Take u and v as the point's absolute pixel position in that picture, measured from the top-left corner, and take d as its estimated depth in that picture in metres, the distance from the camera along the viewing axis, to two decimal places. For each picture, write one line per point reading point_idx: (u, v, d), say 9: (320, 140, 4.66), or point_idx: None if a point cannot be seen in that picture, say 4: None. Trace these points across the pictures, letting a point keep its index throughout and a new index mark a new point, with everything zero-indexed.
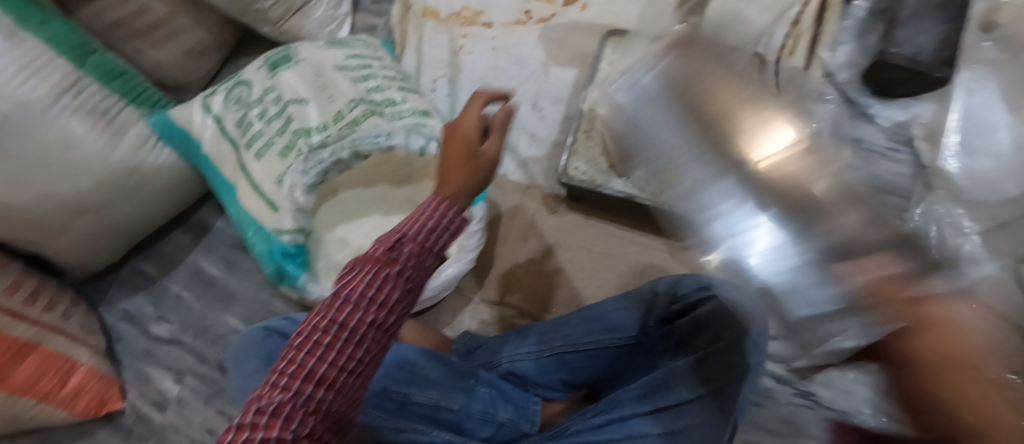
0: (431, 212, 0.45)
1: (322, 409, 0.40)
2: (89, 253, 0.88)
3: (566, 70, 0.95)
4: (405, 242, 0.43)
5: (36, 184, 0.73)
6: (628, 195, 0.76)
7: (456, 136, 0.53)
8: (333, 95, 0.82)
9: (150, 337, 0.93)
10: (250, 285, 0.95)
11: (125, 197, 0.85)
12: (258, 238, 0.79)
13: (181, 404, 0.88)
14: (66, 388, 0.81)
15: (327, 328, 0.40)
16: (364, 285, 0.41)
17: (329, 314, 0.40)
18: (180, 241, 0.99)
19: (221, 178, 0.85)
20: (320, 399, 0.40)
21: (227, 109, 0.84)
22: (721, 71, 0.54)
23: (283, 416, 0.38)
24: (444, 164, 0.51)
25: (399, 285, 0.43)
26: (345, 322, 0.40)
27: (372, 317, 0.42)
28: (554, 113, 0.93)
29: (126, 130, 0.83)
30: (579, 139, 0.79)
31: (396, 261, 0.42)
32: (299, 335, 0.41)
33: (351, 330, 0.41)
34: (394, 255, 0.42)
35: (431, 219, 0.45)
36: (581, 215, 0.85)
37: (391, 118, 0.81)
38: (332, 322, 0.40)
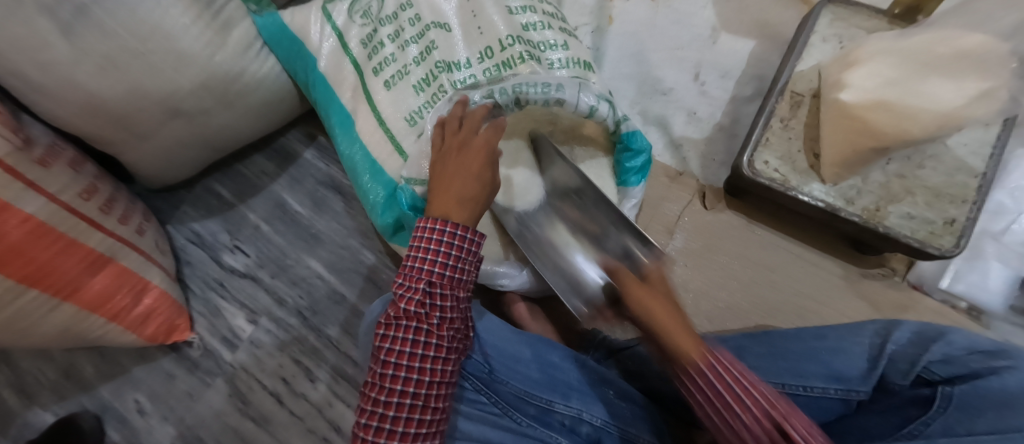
0: (450, 246, 0.52)
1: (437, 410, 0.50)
2: (172, 163, 0.78)
3: (740, 40, 0.80)
4: (436, 283, 0.51)
5: (132, 75, 0.63)
6: (829, 205, 0.62)
7: (472, 145, 0.55)
8: (483, 26, 0.68)
9: (222, 267, 0.83)
10: (339, 228, 0.84)
11: (223, 107, 0.73)
12: (375, 183, 0.68)
13: (255, 345, 0.79)
14: (137, 309, 0.73)
15: (406, 360, 0.49)
16: (417, 320, 0.49)
17: (408, 348, 0.49)
18: (264, 167, 0.87)
19: (336, 104, 0.71)
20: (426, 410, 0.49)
21: (352, 22, 0.71)
22: (914, 66, 0.54)
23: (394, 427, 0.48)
24: (448, 167, 0.55)
25: (441, 316, 0.50)
26: (416, 352, 0.49)
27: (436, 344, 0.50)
28: (720, 89, 0.79)
29: (232, 28, 0.70)
30: (772, 127, 0.66)
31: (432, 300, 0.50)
32: (389, 366, 0.49)
33: (426, 357, 0.49)
34: (428, 296, 0.50)
35: (452, 252, 0.51)
36: (744, 217, 0.73)
37: (548, 66, 0.68)
38: (411, 354, 0.49)
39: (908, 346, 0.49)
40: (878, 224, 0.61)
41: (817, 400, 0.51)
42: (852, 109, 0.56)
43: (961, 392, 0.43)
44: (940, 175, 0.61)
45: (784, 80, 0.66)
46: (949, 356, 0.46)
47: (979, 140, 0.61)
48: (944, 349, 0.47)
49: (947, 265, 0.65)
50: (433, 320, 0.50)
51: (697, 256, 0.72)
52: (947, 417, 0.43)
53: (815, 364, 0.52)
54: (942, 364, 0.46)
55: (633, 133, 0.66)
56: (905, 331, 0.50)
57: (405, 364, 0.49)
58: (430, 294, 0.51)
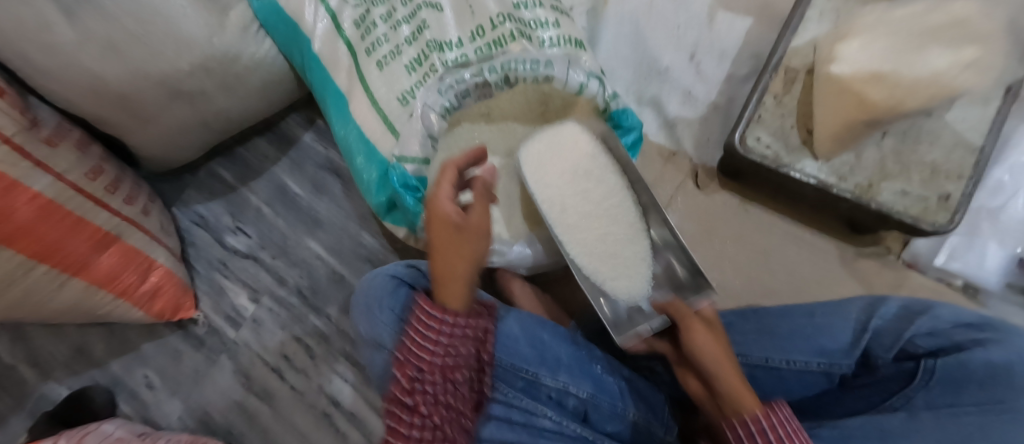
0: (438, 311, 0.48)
1: None
2: (177, 144, 0.80)
3: (739, 19, 0.78)
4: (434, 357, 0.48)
5: (133, 56, 0.65)
6: (823, 183, 0.62)
7: (434, 222, 0.52)
8: (475, 5, 0.69)
9: (225, 249, 0.85)
10: (339, 210, 0.85)
11: (224, 89, 0.75)
12: (368, 163, 0.69)
13: (257, 324, 0.81)
14: (145, 286, 0.75)
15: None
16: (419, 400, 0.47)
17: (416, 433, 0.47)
18: (264, 151, 0.89)
19: (330, 85, 0.73)
20: None
21: (345, 3, 0.71)
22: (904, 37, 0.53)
23: None
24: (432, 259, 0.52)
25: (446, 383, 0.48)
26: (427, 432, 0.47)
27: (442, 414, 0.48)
28: (717, 69, 0.78)
29: (229, 10, 0.72)
30: (766, 103, 0.65)
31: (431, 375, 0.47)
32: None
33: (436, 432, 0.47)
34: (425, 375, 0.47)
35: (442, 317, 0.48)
36: (739, 197, 0.73)
37: (540, 44, 0.67)
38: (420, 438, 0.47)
39: (892, 320, 0.49)
40: (870, 201, 0.60)
41: (802, 374, 0.52)
42: (847, 83, 0.56)
43: (943, 365, 0.45)
44: (937, 151, 0.59)
45: (778, 55, 0.65)
46: (936, 329, 0.47)
47: (977, 117, 0.59)
48: (930, 321, 0.47)
49: (943, 242, 0.64)
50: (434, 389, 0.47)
51: (692, 237, 0.72)
52: (930, 392, 0.45)
53: (802, 340, 0.52)
54: (927, 337, 0.47)
55: (624, 111, 0.66)
56: (891, 306, 0.50)
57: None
58: (424, 355, 0.48)
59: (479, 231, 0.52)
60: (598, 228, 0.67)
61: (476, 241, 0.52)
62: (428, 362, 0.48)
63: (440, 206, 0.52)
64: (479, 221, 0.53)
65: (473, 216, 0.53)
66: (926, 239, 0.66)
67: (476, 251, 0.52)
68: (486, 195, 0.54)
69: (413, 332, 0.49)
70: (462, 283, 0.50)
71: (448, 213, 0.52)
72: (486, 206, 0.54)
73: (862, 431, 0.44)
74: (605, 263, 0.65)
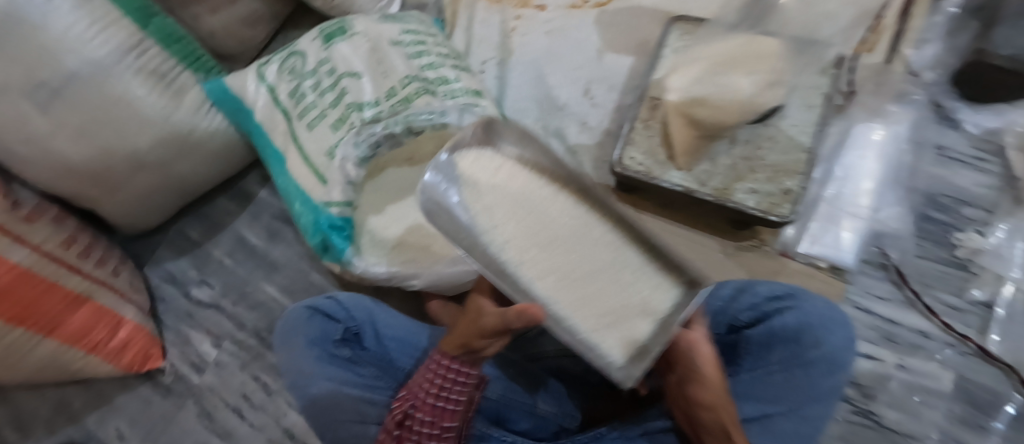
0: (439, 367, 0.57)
1: None
2: (145, 209, 0.90)
3: (622, 57, 0.94)
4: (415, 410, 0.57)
5: (99, 140, 0.76)
6: (686, 189, 0.72)
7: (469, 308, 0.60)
8: (387, 71, 0.82)
9: (191, 301, 0.94)
10: (292, 254, 0.95)
11: (180, 156, 0.85)
12: (304, 209, 0.79)
13: (220, 367, 0.89)
14: (113, 341, 0.82)
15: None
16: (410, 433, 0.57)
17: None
18: (226, 208, 0.99)
19: (272, 147, 0.86)
20: None
21: (281, 79, 0.84)
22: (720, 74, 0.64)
23: None
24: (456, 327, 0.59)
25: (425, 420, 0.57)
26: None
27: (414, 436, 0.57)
28: (608, 100, 0.92)
29: (184, 93, 0.84)
30: (636, 129, 0.76)
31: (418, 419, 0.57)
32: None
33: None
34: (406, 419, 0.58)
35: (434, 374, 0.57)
36: (631, 206, 0.82)
37: (442, 98, 0.80)
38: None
39: (728, 301, 0.65)
40: (729, 201, 0.70)
41: (667, 355, 0.66)
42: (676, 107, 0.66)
43: (755, 334, 0.62)
44: (777, 154, 0.70)
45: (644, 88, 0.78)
46: (755, 303, 0.64)
47: (806, 120, 0.70)
48: (750, 298, 0.65)
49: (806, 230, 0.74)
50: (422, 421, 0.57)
51: None
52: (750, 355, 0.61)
53: None
54: (748, 311, 0.65)
55: None
56: (729, 288, 0.66)
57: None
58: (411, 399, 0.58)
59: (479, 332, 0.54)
60: (573, 262, 0.53)
61: (480, 344, 0.55)
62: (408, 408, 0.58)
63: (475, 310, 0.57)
64: (485, 321, 0.54)
65: (489, 317, 0.53)
66: (792, 226, 0.74)
67: (480, 345, 0.55)
68: (499, 321, 0.52)
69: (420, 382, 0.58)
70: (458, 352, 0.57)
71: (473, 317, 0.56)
72: (498, 327, 0.53)
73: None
74: (577, 301, 0.52)
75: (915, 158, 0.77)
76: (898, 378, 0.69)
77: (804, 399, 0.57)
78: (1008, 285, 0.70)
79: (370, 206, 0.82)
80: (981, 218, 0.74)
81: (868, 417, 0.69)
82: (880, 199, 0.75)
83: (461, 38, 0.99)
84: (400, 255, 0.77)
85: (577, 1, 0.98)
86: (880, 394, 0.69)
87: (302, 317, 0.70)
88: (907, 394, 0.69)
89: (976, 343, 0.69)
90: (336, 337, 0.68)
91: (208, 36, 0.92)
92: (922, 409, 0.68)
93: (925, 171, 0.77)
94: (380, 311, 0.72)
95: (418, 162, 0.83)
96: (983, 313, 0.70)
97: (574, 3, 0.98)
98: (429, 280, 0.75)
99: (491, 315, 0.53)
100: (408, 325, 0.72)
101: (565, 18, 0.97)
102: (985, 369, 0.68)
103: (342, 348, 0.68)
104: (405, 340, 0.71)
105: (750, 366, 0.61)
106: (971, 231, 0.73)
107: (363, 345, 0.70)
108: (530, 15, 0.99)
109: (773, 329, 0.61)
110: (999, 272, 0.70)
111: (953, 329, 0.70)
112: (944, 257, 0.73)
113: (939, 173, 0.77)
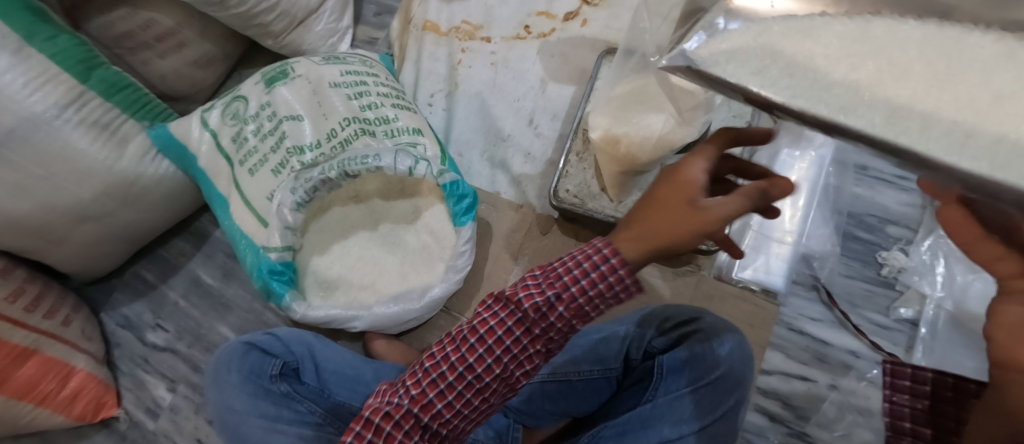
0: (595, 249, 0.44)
1: (475, 406, 0.49)
2: (94, 257, 0.88)
3: (564, 87, 0.90)
4: (556, 304, 0.43)
5: (40, 194, 0.75)
6: (619, 220, 0.76)
7: (671, 186, 0.42)
8: (327, 112, 0.82)
9: (146, 344, 0.93)
10: (246, 293, 0.94)
11: (126, 206, 0.84)
12: (248, 251, 0.79)
13: (174, 411, 0.89)
14: (64, 391, 0.82)
15: (454, 361, 0.47)
16: (505, 325, 0.45)
17: (461, 350, 0.47)
18: (182, 248, 0.97)
19: (216, 192, 0.85)
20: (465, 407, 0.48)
21: (224, 123, 0.83)
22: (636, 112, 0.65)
23: (417, 420, 0.48)
24: (638, 211, 0.43)
25: (540, 327, 0.45)
26: (477, 353, 0.46)
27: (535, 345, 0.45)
28: (551, 130, 0.89)
29: (128, 142, 0.83)
30: (571, 162, 0.80)
31: (536, 320, 0.44)
32: (435, 358, 0.48)
33: (485, 355, 0.46)
34: (536, 315, 0.44)
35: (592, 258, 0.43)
36: (574, 238, 0.84)
37: (381, 138, 0.82)
38: (460, 358, 0.47)
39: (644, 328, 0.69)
40: None
41: (591, 382, 0.70)
42: (602, 146, 0.70)
43: (669, 358, 0.63)
44: None
45: (578, 121, 0.80)
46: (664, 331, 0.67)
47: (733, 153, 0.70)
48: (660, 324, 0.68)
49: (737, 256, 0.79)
50: (532, 328, 0.44)
51: None
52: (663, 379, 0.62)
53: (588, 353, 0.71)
54: (660, 338, 0.67)
55: (454, 182, 0.78)
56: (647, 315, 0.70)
57: (467, 362, 0.47)
58: (529, 318, 0.44)
59: (706, 226, 0.40)
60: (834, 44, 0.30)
61: (689, 244, 0.41)
62: (529, 329, 0.45)
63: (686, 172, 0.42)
64: (714, 215, 0.39)
65: (714, 206, 0.40)
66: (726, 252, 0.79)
67: (683, 248, 0.41)
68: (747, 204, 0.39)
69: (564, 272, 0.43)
70: (638, 260, 0.43)
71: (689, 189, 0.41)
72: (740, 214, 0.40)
73: (626, 425, 0.62)
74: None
75: (838, 179, 0.80)
76: (831, 399, 0.74)
77: (707, 418, 0.60)
78: (931, 304, 0.73)
79: (315, 247, 0.83)
80: (906, 237, 0.77)
81: (802, 438, 0.74)
82: (807, 222, 0.78)
83: (409, 72, 0.94)
84: (345, 296, 0.81)
85: (521, 31, 0.93)
86: (812, 414, 0.74)
87: (240, 352, 0.72)
88: (839, 414, 0.73)
89: (902, 361, 0.73)
90: (273, 372, 0.71)
91: (158, 80, 0.90)
92: (852, 428, 0.73)
93: (849, 191, 0.80)
94: (320, 346, 0.75)
95: (363, 199, 0.85)
96: (909, 331, 0.74)
97: (518, 33, 0.93)
98: (371, 320, 0.78)
99: (733, 205, 0.39)
100: (349, 360, 0.74)
101: (509, 49, 0.93)
102: None
103: (279, 384, 0.71)
104: (342, 373, 0.74)
105: (668, 389, 0.62)
106: (896, 250, 0.77)
107: (303, 380, 0.73)
108: (476, 47, 0.94)
109: (682, 350, 0.63)
110: (922, 290, 0.74)
111: (880, 348, 0.74)
112: (871, 276, 0.77)
113: (864, 193, 0.80)
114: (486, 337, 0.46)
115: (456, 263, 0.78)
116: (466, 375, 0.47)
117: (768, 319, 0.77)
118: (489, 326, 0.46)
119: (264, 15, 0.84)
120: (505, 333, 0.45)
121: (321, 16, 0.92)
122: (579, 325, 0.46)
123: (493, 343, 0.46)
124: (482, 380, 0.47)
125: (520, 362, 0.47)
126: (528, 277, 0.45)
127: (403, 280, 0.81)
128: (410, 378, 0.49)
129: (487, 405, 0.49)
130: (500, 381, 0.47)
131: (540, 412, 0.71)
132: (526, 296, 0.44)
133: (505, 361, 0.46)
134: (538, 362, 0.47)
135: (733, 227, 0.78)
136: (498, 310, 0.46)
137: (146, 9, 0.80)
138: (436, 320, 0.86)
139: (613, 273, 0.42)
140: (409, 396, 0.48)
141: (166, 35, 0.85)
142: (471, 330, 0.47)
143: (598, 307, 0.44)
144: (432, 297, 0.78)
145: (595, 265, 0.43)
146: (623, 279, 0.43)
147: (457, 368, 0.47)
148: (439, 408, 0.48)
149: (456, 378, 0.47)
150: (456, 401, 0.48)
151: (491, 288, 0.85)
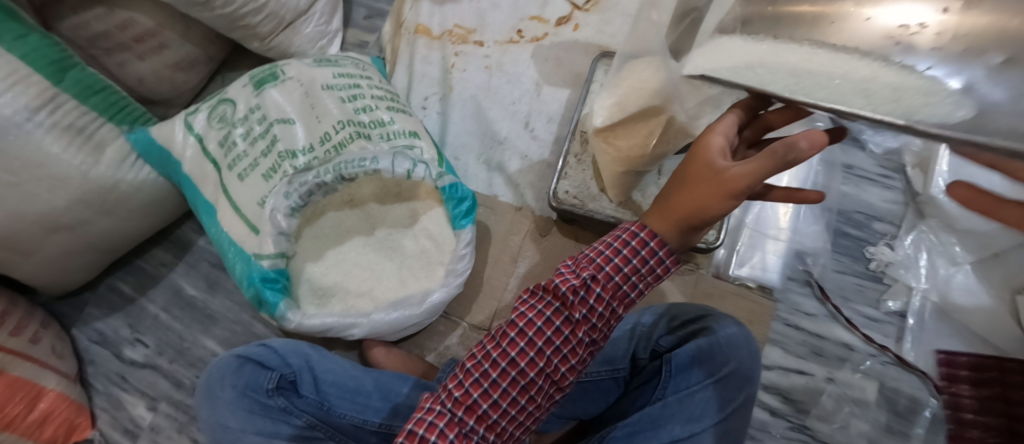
0: (626, 233, 0.52)
1: (532, 403, 0.53)
2: (66, 271, 0.82)
3: (559, 90, 0.90)
4: (594, 285, 0.51)
5: (8, 203, 0.69)
6: (619, 220, 0.78)
7: (697, 157, 0.48)
8: (320, 115, 0.80)
9: (123, 361, 0.88)
10: (232, 305, 0.90)
11: (103, 215, 0.79)
12: (237, 259, 0.76)
13: (156, 431, 0.84)
14: (32, 415, 0.74)
15: (500, 357, 0.52)
16: (552, 314, 0.51)
17: (505, 344, 0.52)
18: (162, 259, 0.93)
19: (201, 198, 0.81)
20: (524, 404, 0.52)
21: (210, 127, 0.80)
22: (635, 111, 0.63)
23: (475, 417, 0.52)
24: (673, 189, 0.51)
25: (586, 310, 0.51)
26: (526, 347, 0.51)
27: (584, 328, 0.52)
28: (547, 132, 0.89)
29: (105, 147, 0.79)
30: (569, 163, 0.80)
31: (581, 304, 0.51)
32: (480, 351, 0.53)
33: (539, 347, 0.51)
34: (581, 299, 0.51)
35: (628, 242, 0.52)
36: (573, 239, 0.85)
37: (377, 142, 0.80)
38: (505, 354, 0.51)
39: (650, 327, 0.70)
40: None
41: (598, 383, 0.71)
42: (604, 139, 0.70)
43: (676, 355, 0.63)
44: None
45: (575, 122, 0.81)
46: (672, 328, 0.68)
47: None
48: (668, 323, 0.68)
49: (732, 254, 0.82)
50: (579, 312, 0.51)
51: (540, 276, 0.84)
52: (675, 377, 0.63)
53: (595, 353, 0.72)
54: (668, 337, 0.67)
55: (453, 185, 0.77)
56: (651, 315, 0.71)
57: (517, 351, 0.51)
58: (568, 304, 0.51)
59: (730, 192, 0.46)
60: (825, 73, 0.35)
61: (720, 209, 0.47)
62: (569, 316, 0.51)
63: (708, 144, 0.48)
64: (734, 182, 0.45)
65: (732, 169, 0.45)
66: (723, 250, 0.82)
67: (716, 213, 0.48)
68: (777, 163, 0.41)
69: (601, 257, 0.51)
70: (677, 229, 0.51)
71: (712, 160, 0.47)
72: (763, 175, 0.43)
73: (637, 425, 0.62)
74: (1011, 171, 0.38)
75: (826, 178, 0.84)
76: (829, 392, 0.76)
77: (715, 416, 0.61)
78: (917, 295, 0.77)
79: (309, 253, 0.80)
80: (890, 232, 0.81)
81: (803, 431, 0.75)
82: (798, 219, 0.82)
83: (401, 76, 0.94)
84: (341, 304, 0.78)
85: (514, 35, 0.93)
86: (812, 408, 0.76)
87: (233, 366, 0.70)
88: (838, 406, 0.76)
89: (894, 352, 0.76)
90: (270, 386, 0.68)
91: (136, 83, 0.86)
92: (849, 419, 0.75)
93: (836, 190, 0.84)
94: (317, 357, 0.73)
95: (359, 203, 0.83)
96: (898, 323, 0.77)
97: (511, 37, 0.93)
98: (370, 327, 0.76)
99: (752, 169, 0.44)
100: (349, 370, 0.72)
101: (502, 53, 0.93)
102: (905, 376, 0.75)
103: (276, 398, 0.68)
104: (345, 385, 0.71)
105: (676, 388, 0.63)
106: (882, 245, 0.80)
107: (300, 392, 0.70)
108: (469, 51, 0.94)
109: (691, 349, 0.63)
110: (909, 283, 0.77)
111: (872, 340, 0.77)
112: (860, 271, 0.80)
113: (850, 191, 0.84)
114: (529, 329, 0.51)
115: (456, 266, 0.77)
116: (510, 370, 0.51)
117: (766, 315, 0.80)
118: (529, 319, 0.52)
119: (251, 17, 0.81)
120: (546, 324, 0.51)
121: (310, 18, 0.89)
122: (619, 312, 0.53)
123: (534, 335, 0.51)
124: (527, 375, 0.51)
125: (563, 354, 0.52)
126: (561, 269, 0.52)
127: (402, 286, 0.80)
128: (450, 383, 0.53)
129: (542, 400, 0.53)
130: (545, 376, 0.52)
131: (549, 416, 0.72)
132: (562, 281, 0.51)
133: (548, 353, 0.52)
134: (582, 354, 0.52)
135: (730, 225, 0.81)
136: (536, 302, 0.52)
137: (124, 9, 0.77)
138: (435, 326, 0.84)
139: (646, 254, 0.51)
140: (451, 400, 0.52)
141: (145, 36, 0.81)
142: (511, 323, 0.52)
143: (631, 287, 0.52)
144: (432, 303, 0.76)
145: (625, 249, 0.51)
146: (657, 258, 0.52)
147: (500, 364, 0.51)
148: (485, 410, 0.52)
149: (500, 376, 0.51)
150: (502, 402, 0.52)
151: (490, 292, 0.85)
